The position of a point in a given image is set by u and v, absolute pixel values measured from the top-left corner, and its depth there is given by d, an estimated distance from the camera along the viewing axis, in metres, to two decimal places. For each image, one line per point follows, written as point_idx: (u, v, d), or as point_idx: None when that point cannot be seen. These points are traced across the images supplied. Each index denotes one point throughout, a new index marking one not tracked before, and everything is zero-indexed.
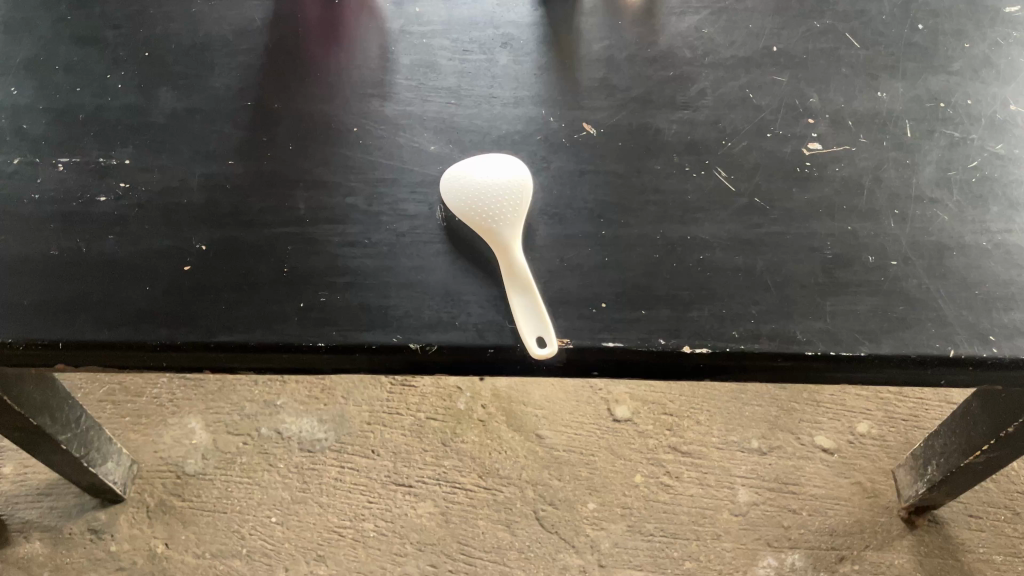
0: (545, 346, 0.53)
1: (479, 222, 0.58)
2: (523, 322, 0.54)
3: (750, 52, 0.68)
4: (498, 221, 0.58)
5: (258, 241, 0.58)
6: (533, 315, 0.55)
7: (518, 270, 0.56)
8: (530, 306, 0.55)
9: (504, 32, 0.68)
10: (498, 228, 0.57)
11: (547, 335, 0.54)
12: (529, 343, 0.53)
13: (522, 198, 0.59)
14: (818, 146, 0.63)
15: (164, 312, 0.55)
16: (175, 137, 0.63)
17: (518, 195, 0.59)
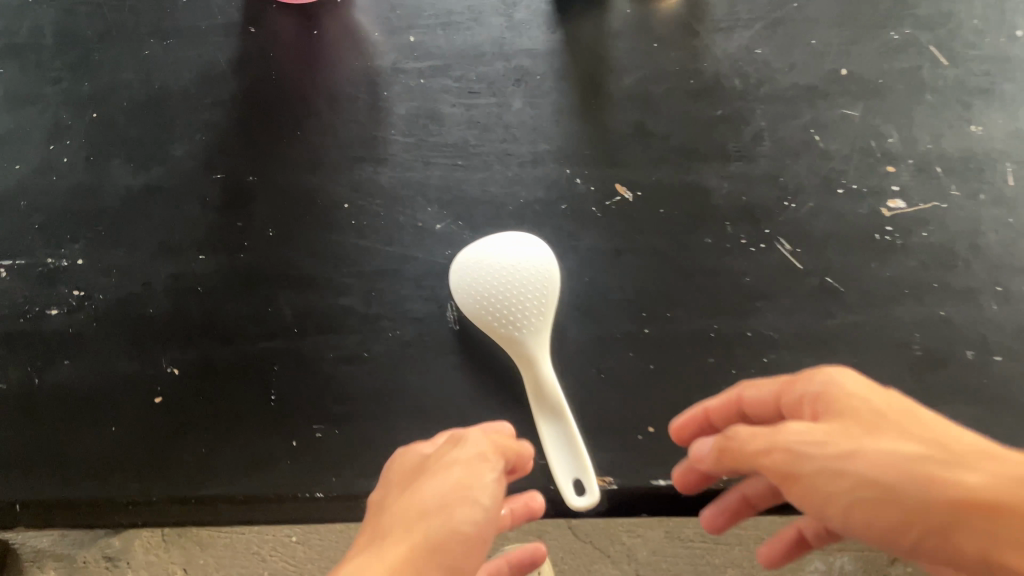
0: (585, 495, 0.46)
1: (499, 331, 0.48)
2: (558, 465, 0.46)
3: (814, 77, 0.56)
4: (523, 330, 0.48)
5: (239, 361, 0.49)
6: (571, 454, 0.46)
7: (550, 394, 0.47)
8: (565, 440, 0.47)
9: (517, 66, 0.57)
10: (523, 338, 0.48)
11: (586, 480, 0.46)
12: (567, 495, 0.45)
13: (549, 299, 0.50)
14: (900, 203, 0.52)
15: (135, 459, 0.48)
16: (135, 226, 0.53)
17: (543, 295, 0.49)
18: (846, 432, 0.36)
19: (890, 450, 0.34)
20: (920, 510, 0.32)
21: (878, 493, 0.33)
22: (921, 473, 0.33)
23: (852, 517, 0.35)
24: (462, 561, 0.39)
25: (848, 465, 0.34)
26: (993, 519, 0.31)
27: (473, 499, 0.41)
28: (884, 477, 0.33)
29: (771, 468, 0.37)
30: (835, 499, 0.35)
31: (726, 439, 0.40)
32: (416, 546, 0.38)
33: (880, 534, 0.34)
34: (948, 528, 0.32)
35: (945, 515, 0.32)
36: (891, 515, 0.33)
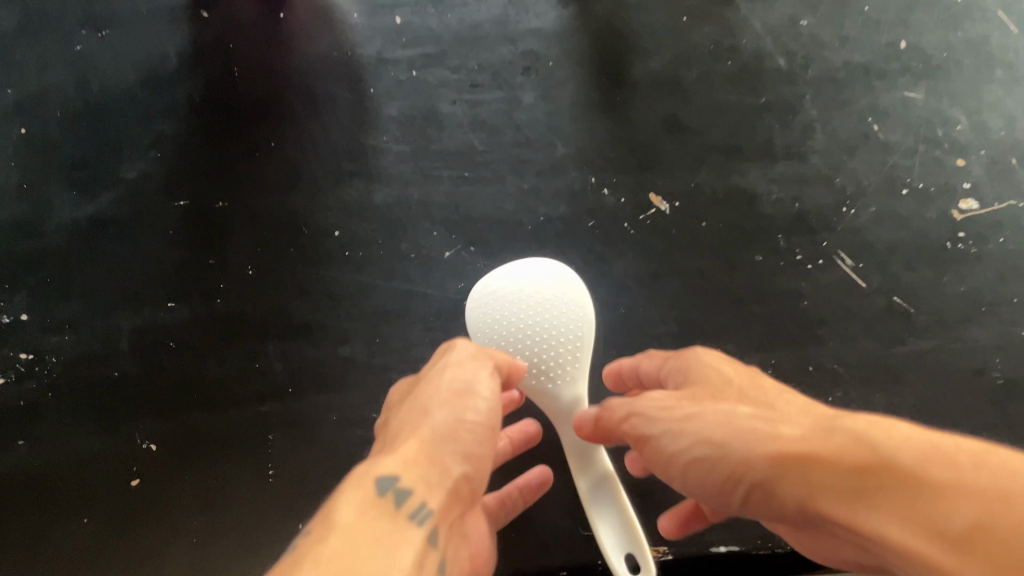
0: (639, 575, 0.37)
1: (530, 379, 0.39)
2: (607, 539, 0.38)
3: (869, 52, 0.49)
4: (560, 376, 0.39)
5: (227, 431, 0.42)
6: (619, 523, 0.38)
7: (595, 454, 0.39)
8: (612, 505, 0.38)
9: (524, 50, 0.48)
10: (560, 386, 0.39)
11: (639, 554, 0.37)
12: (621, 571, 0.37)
13: (584, 337, 0.39)
14: (974, 203, 0.46)
15: (115, 555, 0.41)
16: (86, 269, 0.45)
17: (576, 333, 0.39)
18: (694, 397, 0.32)
19: (726, 410, 0.30)
20: (751, 460, 0.28)
21: (721, 453, 0.29)
22: (752, 425, 0.28)
23: (683, 476, 0.31)
24: (479, 444, 0.32)
25: (677, 419, 0.31)
26: (807, 476, 0.26)
27: (477, 392, 0.33)
28: (716, 430, 0.29)
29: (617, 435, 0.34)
30: (669, 459, 0.31)
31: (602, 404, 0.35)
32: (425, 441, 0.31)
33: (712, 493, 0.30)
34: (772, 480, 0.27)
35: (788, 473, 0.27)
36: (737, 479, 0.28)
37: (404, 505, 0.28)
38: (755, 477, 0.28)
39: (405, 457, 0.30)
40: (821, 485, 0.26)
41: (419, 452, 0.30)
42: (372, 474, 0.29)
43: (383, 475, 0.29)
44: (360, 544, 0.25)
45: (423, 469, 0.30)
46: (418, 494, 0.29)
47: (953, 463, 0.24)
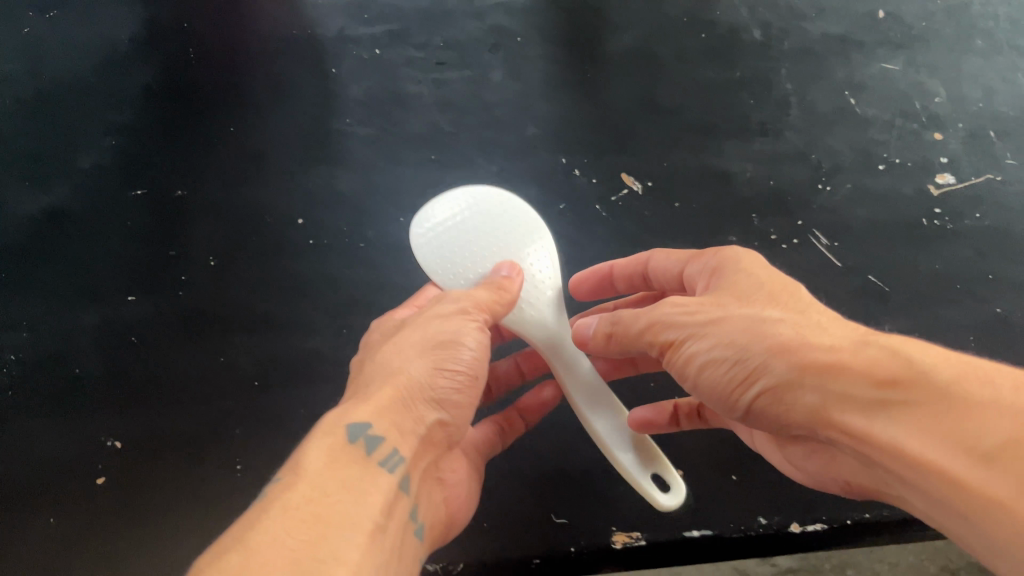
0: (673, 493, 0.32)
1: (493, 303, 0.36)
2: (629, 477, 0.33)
3: (843, 26, 0.48)
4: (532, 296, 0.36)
5: (192, 428, 0.41)
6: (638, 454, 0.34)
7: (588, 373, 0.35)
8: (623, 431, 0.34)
9: (492, 27, 0.48)
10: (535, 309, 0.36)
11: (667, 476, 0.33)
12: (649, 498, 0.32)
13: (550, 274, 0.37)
14: (950, 178, 0.45)
15: (72, 562, 0.38)
16: (43, 264, 0.44)
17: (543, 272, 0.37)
18: (720, 299, 0.28)
19: (751, 312, 0.26)
20: (764, 361, 0.25)
21: (734, 354, 0.26)
22: (772, 321, 0.26)
23: (698, 378, 0.28)
24: (457, 393, 0.32)
25: (701, 319, 0.27)
26: (827, 380, 0.24)
27: (465, 340, 0.32)
28: (735, 330, 0.26)
29: (628, 340, 0.31)
30: (686, 364, 0.28)
31: (613, 320, 0.32)
32: (403, 388, 0.30)
33: (722, 404, 0.28)
34: (787, 388, 0.25)
35: (790, 377, 0.24)
36: (749, 385, 0.26)
37: (376, 455, 0.28)
38: (768, 384, 0.25)
39: (382, 408, 0.29)
40: (844, 394, 0.23)
41: (397, 403, 0.30)
42: (343, 421, 0.28)
43: (353, 421, 0.28)
44: (332, 495, 0.25)
45: (399, 415, 0.29)
46: (393, 446, 0.28)
47: (990, 381, 0.21)
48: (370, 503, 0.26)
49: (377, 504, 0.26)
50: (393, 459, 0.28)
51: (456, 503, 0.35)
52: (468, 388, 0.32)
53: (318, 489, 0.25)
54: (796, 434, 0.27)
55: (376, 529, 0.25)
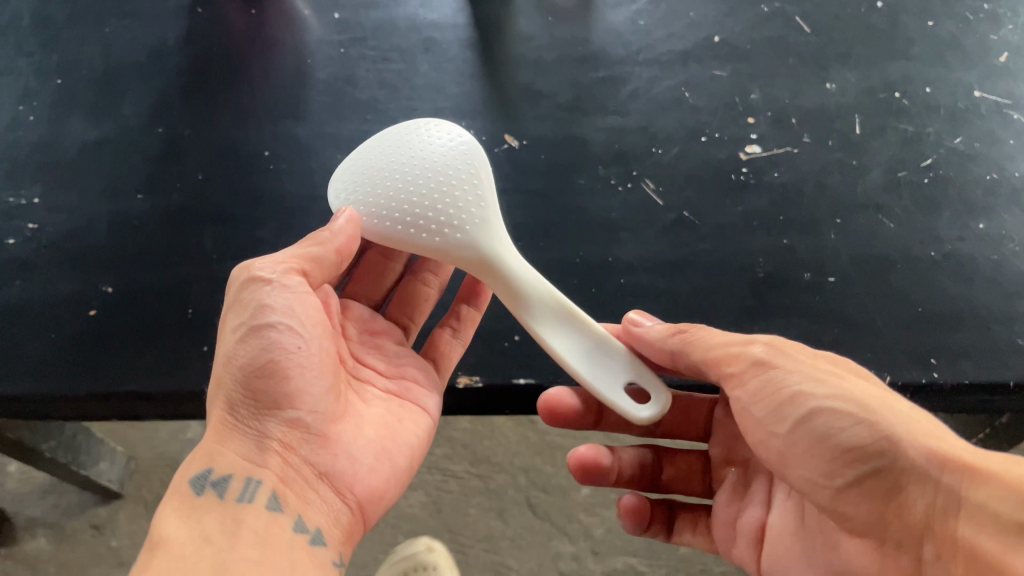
0: (647, 407, 0.46)
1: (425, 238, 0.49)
2: (596, 380, 0.47)
3: (689, 44, 0.63)
4: (463, 225, 0.48)
5: (164, 283, 0.57)
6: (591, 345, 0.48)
7: (533, 290, 0.48)
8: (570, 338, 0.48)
9: (427, 37, 0.65)
10: (465, 235, 0.49)
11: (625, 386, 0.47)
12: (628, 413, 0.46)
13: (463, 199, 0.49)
14: (757, 148, 0.59)
15: (69, 362, 0.54)
16: (82, 173, 0.61)
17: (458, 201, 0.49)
18: (822, 364, 0.43)
19: (860, 386, 0.40)
20: (887, 434, 0.38)
21: (862, 412, 0.39)
22: (894, 403, 0.40)
23: (794, 411, 0.41)
24: (284, 385, 0.45)
25: (801, 367, 0.42)
26: (928, 469, 0.36)
27: (267, 316, 0.45)
28: (859, 396, 0.39)
29: (729, 339, 0.45)
30: (794, 397, 0.41)
31: (684, 333, 0.46)
32: (225, 412, 0.45)
33: (822, 469, 0.40)
34: (890, 448, 0.37)
35: (901, 462, 0.37)
36: (860, 438, 0.38)
37: (226, 491, 0.43)
38: (880, 459, 0.38)
39: (223, 438, 0.44)
40: (915, 461, 0.37)
41: (229, 423, 0.45)
42: (186, 479, 0.43)
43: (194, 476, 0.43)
44: (192, 545, 0.40)
45: (240, 451, 0.44)
46: (236, 476, 0.43)
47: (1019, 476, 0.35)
48: (236, 542, 0.40)
49: (241, 541, 0.41)
50: (243, 486, 0.43)
51: (357, 481, 0.47)
52: (289, 362, 0.45)
53: (182, 547, 0.39)
54: (861, 523, 0.40)
55: (247, 560, 0.40)
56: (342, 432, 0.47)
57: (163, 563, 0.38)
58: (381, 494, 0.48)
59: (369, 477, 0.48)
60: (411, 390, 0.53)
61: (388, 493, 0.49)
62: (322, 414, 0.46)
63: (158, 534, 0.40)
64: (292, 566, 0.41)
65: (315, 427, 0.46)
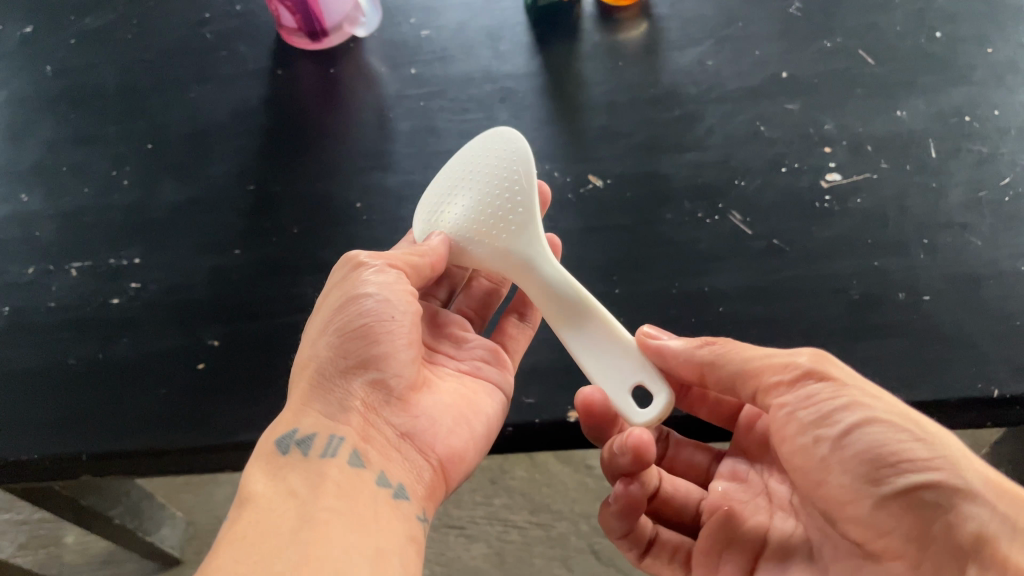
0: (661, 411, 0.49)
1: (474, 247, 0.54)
2: (605, 382, 0.50)
3: (757, 81, 0.65)
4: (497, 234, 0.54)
5: (268, 333, 0.58)
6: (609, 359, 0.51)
7: (557, 294, 0.52)
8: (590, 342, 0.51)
9: (502, 86, 0.67)
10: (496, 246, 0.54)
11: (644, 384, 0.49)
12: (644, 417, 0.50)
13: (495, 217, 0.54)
14: (837, 176, 0.60)
15: (181, 415, 0.55)
16: (179, 232, 0.63)
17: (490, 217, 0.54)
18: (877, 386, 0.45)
19: (909, 407, 0.43)
20: (948, 456, 0.41)
21: (919, 427, 0.42)
22: (936, 424, 0.43)
23: (847, 416, 0.43)
24: (374, 347, 0.50)
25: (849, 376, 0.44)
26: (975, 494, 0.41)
27: (364, 288, 0.51)
28: (909, 411, 0.43)
29: (786, 353, 0.46)
30: (850, 406, 0.43)
31: (716, 351, 0.48)
32: (314, 374, 0.50)
33: (865, 477, 0.42)
34: (952, 466, 0.41)
35: (959, 484, 0.41)
36: (915, 446, 0.41)
37: (311, 448, 0.48)
38: (938, 475, 0.41)
39: (308, 401, 0.50)
40: (975, 487, 0.41)
41: (313, 387, 0.50)
42: (273, 438, 0.48)
43: (280, 436, 0.48)
44: (280, 499, 0.45)
45: (323, 411, 0.49)
46: (320, 434, 0.48)
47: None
48: (322, 493, 0.46)
49: (325, 493, 0.46)
50: (326, 442, 0.48)
51: (438, 443, 0.52)
52: (379, 325, 0.51)
53: (271, 501, 0.45)
54: (894, 533, 0.43)
55: (330, 508, 0.45)
56: (421, 399, 0.53)
57: (256, 515, 0.44)
58: (461, 456, 0.53)
59: (449, 438, 0.52)
60: (481, 367, 0.56)
61: (469, 456, 0.53)
62: (405, 380, 0.52)
63: (247, 491, 0.46)
64: (376, 515, 0.46)
65: (398, 390, 0.51)
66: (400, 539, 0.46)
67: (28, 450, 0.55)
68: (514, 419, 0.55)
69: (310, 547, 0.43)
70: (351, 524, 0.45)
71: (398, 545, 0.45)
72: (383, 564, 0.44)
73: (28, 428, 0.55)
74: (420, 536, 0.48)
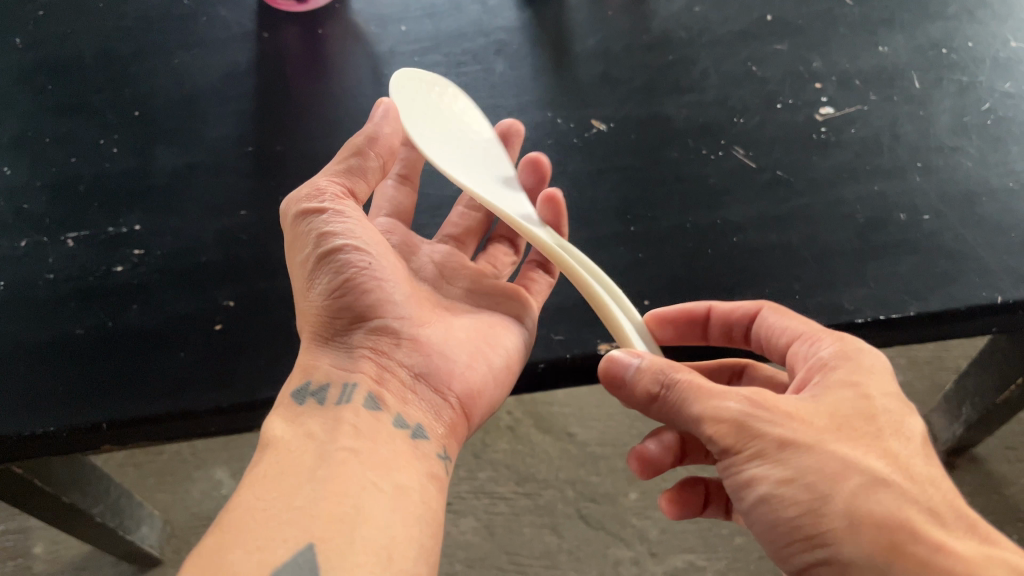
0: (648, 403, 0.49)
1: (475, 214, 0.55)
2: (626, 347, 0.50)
3: (744, 25, 0.68)
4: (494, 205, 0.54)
5: (286, 290, 0.57)
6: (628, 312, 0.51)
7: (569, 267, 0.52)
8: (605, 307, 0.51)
9: (495, 39, 0.68)
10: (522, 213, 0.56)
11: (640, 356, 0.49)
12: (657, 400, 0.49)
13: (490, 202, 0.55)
14: (830, 109, 0.63)
15: (203, 376, 0.54)
16: (182, 197, 0.61)
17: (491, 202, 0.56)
18: (814, 431, 0.41)
19: (831, 457, 0.39)
20: (833, 528, 0.38)
21: (810, 498, 0.39)
22: (854, 482, 0.39)
23: (749, 491, 0.41)
24: (366, 297, 0.51)
25: (769, 433, 0.40)
26: (861, 564, 0.38)
27: (334, 242, 0.50)
28: (810, 479, 0.39)
29: (700, 413, 0.42)
30: (751, 480, 0.41)
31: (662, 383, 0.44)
32: (313, 334, 0.51)
33: (777, 535, 0.41)
34: (833, 544, 0.38)
35: (844, 555, 0.38)
36: (802, 526, 0.39)
37: (327, 396, 0.48)
38: (826, 549, 0.39)
39: (314, 355, 0.50)
40: (852, 568, 0.38)
41: (317, 343, 0.51)
42: (286, 393, 0.48)
43: (293, 392, 0.48)
44: (299, 441, 0.45)
45: (334, 362, 0.50)
46: (333, 383, 0.49)
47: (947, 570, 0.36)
48: (338, 435, 0.45)
49: (341, 434, 0.46)
50: (341, 390, 0.48)
51: (454, 376, 0.53)
52: (361, 278, 0.50)
53: (291, 443, 0.45)
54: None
55: (346, 449, 0.45)
56: (430, 338, 0.54)
57: (278, 458, 0.44)
58: (479, 390, 0.53)
59: (467, 373, 0.53)
60: (499, 304, 0.58)
61: (488, 391, 0.54)
62: (406, 319, 0.53)
63: (268, 435, 0.46)
64: (393, 454, 0.46)
65: (404, 331, 0.52)
66: (421, 477, 0.46)
67: (42, 422, 0.52)
68: (543, 355, 0.55)
69: (330, 482, 0.42)
70: (366, 464, 0.44)
71: (417, 480, 0.45)
72: (401, 500, 0.43)
73: (38, 400, 0.53)
74: (441, 472, 0.48)
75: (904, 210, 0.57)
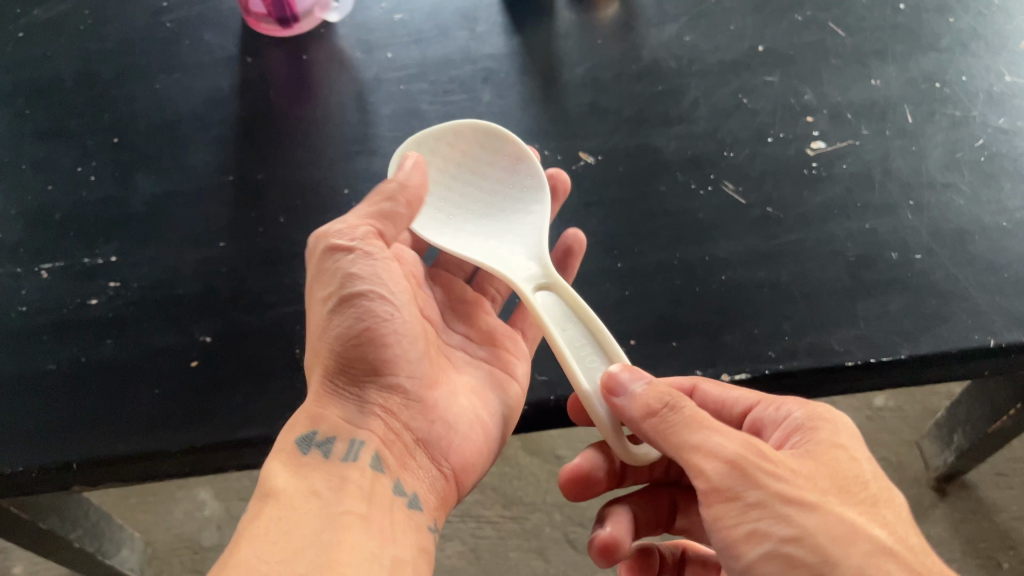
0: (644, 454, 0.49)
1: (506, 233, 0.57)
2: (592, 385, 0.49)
3: (736, 55, 0.67)
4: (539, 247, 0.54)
5: (265, 325, 0.56)
6: (598, 344, 0.49)
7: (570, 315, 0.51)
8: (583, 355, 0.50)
9: (482, 67, 0.67)
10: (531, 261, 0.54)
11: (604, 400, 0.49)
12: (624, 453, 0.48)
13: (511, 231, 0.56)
14: (822, 144, 0.62)
15: (178, 414, 0.52)
16: (159, 226, 0.60)
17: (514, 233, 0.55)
18: (817, 487, 0.42)
19: (843, 521, 0.41)
20: None
21: (817, 560, 0.40)
22: (863, 547, 0.40)
23: (750, 546, 0.42)
24: (384, 352, 0.48)
25: (770, 485, 0.41)
26: None
27: (356, 288, 0.47)
28: (818, 539, 0.40)
29: (698, 447, 0.43)
30: (750, 533, 0.41)
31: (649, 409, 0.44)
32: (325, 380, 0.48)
33: None
34: None
35: None
36: None
37: (333, 451, 0.47)
38: None
39: (324, 400, 0.48)
40: None
41: (330, 385, 0.48)
42: (292, 438, 0.47)
43: (299, 440, 0.47)
44: (302, 498, 0.44)
45: (344, 413, 0.48)
46: (342, 437, 0.47)
47: None
48: (346, 496, 0.45)
49: (348, 495, 0.45)
50: (349, 446, 0.47)
51: (450, 447, 0.51)
52: (381, 329, 0.48)
53: (293, 498, 0.44)
54: None
55: (353, 513, 0.44)
56: (436, 400, 0.52)
57: (281, 513, 0.43)
58: (471, 462, 0.52)
59: (463, 444, 0.52)
60: (498, 353, 0.57)
61: (478, 461, 0.53)
62: (419, 378, 0.51)
63: (271, 486, 0.44)
64: (393, 523, 0.46)
65: (414, 391, 0.51)
66: (414, 550, 0.45)
67: (11, 462, 0.50)
68: (527, 397, 0.54)
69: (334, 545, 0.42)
70: (370, 531, 0.44)
71: (412, 554, 0.45)
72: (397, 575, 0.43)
73: (8, 438, 0.51)
74: (431, 548, 0.48)
75: (895, 248, 0.56)
